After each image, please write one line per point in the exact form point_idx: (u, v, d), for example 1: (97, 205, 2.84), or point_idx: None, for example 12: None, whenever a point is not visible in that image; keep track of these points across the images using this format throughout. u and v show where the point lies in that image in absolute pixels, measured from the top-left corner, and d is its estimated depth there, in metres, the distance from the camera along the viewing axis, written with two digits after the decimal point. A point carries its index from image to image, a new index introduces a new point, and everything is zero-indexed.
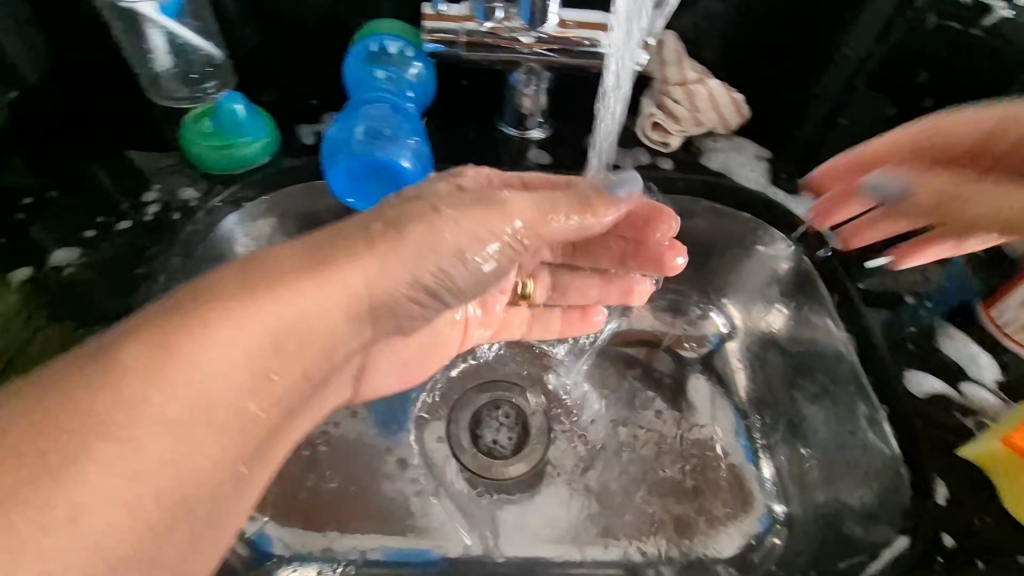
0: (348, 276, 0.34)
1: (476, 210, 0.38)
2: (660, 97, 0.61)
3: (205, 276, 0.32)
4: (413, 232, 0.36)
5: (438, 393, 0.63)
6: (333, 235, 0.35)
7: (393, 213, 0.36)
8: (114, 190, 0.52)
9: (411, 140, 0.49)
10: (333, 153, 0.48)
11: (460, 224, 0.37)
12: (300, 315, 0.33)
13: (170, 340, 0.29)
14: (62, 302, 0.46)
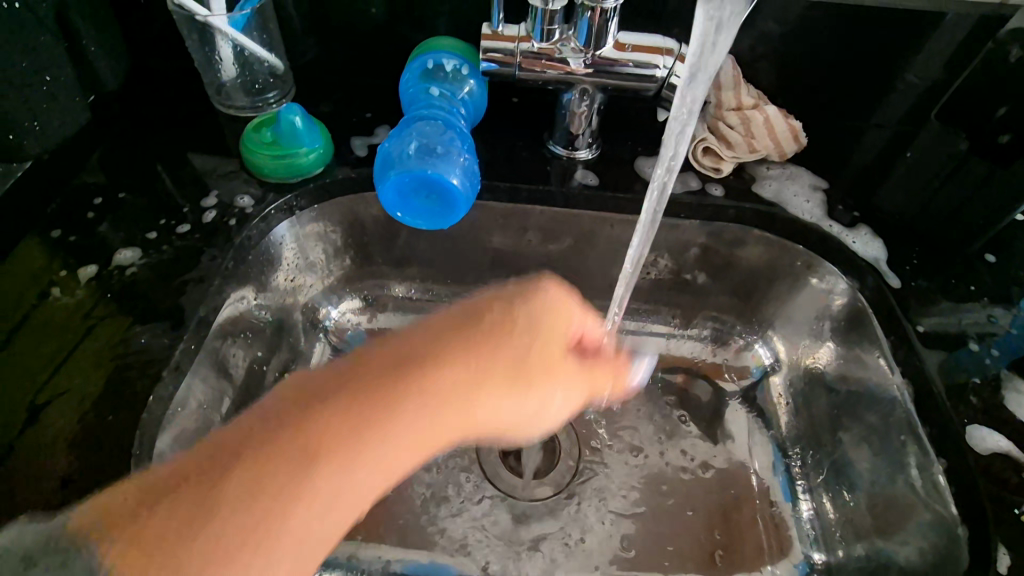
0: (489, 402, 0.39)
1: (576, 377, 0.43)
2: (713, 121, 0.60)
3: (392, 364, 0.38)
4: (538, 382, 0.41)
5: None
6: (483, 341, 0.41)
7: (531, 328, 0.42)
8: (177, 194, 0.54)
9: (462, 158, 0.49)
10: (385, 168, 0.49)
11: (559, 380, 0.42)
12: (451, 425, 0.37)
13: (334, 423, 0.34)
14: (122, 301, 0.48)
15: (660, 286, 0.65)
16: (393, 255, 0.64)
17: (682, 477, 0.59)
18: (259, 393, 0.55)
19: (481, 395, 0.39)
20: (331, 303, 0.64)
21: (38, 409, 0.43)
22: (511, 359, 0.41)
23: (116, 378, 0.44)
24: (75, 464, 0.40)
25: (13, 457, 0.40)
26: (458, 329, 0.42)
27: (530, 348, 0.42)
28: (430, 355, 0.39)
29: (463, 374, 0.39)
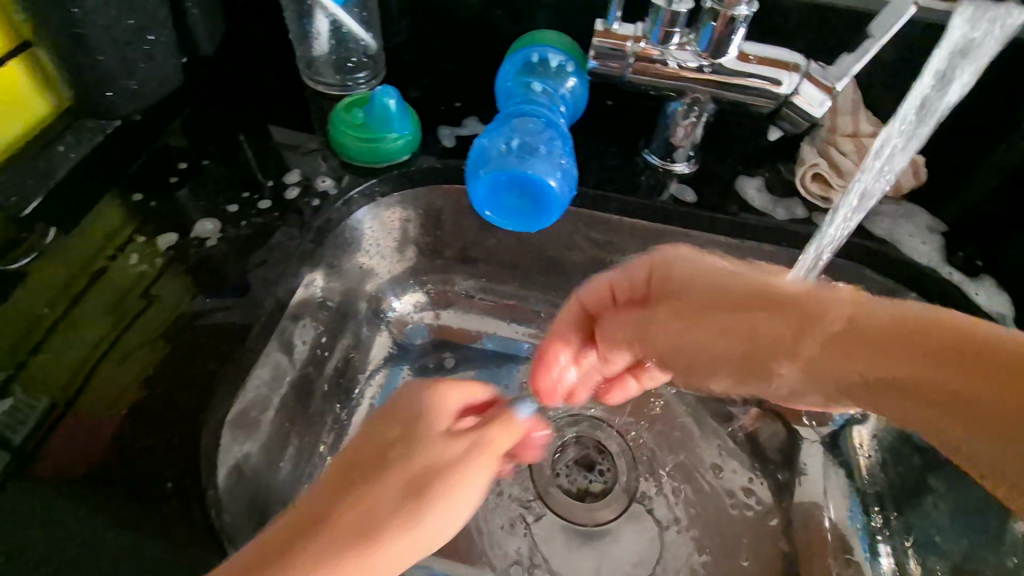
0: (439, 445, 0.37)
1: (395, 418, 0.38)
2: (824, 147, 0.55)
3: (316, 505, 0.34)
4: (384, 435, 0.37)
5: None
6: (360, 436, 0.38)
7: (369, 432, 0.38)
8: (259, 167, 0.53)
9: (563, 161, 0.46)
10: (478, 164, 0.46)
11: (421, 412, 0.38)
12: (425, 470, 0.36)
13: (333, 543, 0.33)
14: (197, 274, 0.47)
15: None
16: (462, 251, 0.62)
17: (745, 516, 0.55)
18: (318, 381, 0.53)
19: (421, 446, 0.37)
20: (394, 294, 0.62)
21: (101, 379, 0.41)
22: (356, 519, 0.34)
23: (187, 353, 0.43)
24: (144, 439, 0.39)
25: (77, 425, 0.39)
26: (286, 545, 0.32)
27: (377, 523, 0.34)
28: (346, 474, 0.35)
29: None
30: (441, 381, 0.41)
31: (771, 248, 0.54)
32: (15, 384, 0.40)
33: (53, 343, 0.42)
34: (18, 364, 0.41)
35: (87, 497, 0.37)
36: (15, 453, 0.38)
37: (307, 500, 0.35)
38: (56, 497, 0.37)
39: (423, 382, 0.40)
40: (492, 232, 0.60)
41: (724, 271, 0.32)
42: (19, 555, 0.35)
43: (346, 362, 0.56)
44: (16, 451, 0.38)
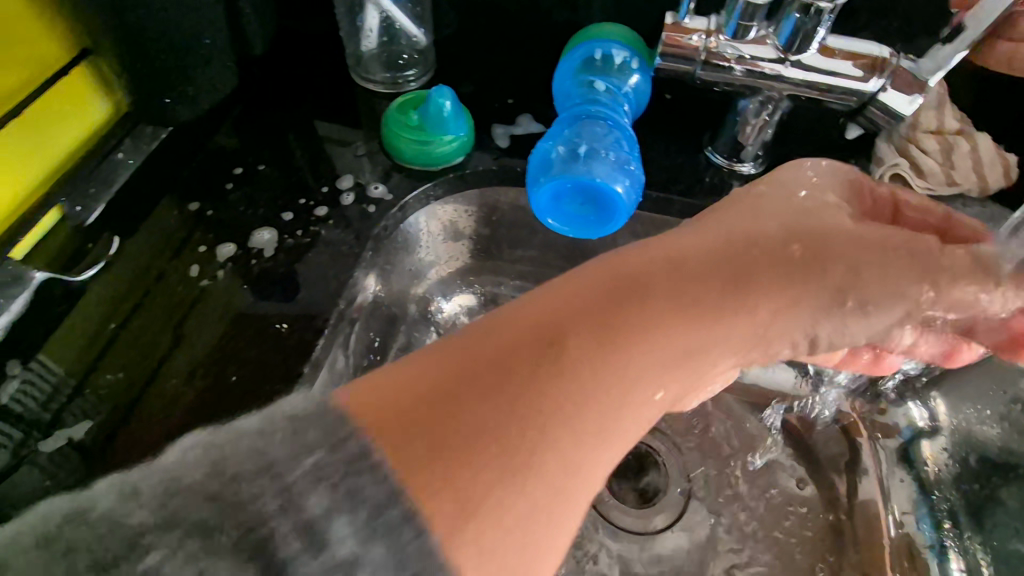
0: (762, 303, 0.31)
1: (742, 221, 0.34)
2: (903, 144, 0.51)
3: (575, 273, 0.31)
4: (660, 250, 0.32)
5: None
6: (736, 239, 0.32)
7: (612, 269, 0.31)
8: (313, 169, 0.51)
9: (634, 164, 0.43)
10: (539, 171, 0.44)
11: (766, 207, 0.35)
12: (734, 267, 0.31)
13: (599, 317, 0.29)
14: (257, 284, 0.45)
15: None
16: (512, 253, 0.60)
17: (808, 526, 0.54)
18: None
19: (738, 274, 0.31)
20: (443, 296, 0.60)
21: (160, 394, 0.40)
22: (641, 372, 0.29)
23: (255, 370, 0.41)
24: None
25: (147, 444, 0.38)
26: (525, 329, 0.28)
27: (708, 309, 0.30)
28: (619, 256, 0.31)
29: (662, 355, 0.29)
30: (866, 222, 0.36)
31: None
32: (81, 400, 0.40)
33: (115, 357, 0.42)
34: (82, 378, 0.40)
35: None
36: (89, 465, 0.37)
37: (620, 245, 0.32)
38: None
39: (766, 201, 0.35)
40: (546, 233, 0.58)
41: (656, 348, 0.29)
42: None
43: None
44: (94, 460, 0.38)
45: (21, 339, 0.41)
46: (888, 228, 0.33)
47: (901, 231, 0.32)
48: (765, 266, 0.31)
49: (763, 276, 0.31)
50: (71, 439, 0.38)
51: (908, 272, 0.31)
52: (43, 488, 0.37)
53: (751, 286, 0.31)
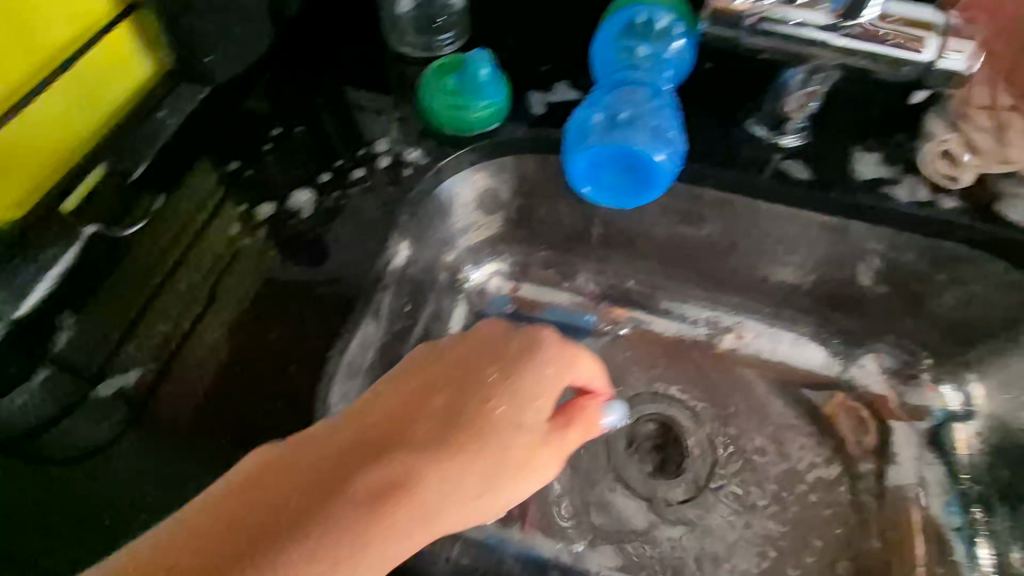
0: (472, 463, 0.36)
1: (508, 393, 0.39)
2: (956, 119, 0.48)
3: (321, 432, 0.35)
4: (420, 426, 0.36)
5: None
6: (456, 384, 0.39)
7: (357, 416, 0.36)
8: (348, 132, 0.51)
9: (674, 132, 0.43)
10: (575, 140, 0.44)
11: (516, 388, 0.39)
12: (446, 479, 0.35)
13: (348, 513, 0.33)
14: (294, 245, 0.46)
15: (816, 293, 0.58)
16: (542, 224, 0.60)
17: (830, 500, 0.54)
18: (403, 350, 0.54)
19: (459, 467, 0.36)
20: (473, 264, 0.61)
21: (203, 349, 0.42)
22: (408, 520, 0.34)
23: (296, 326, 0.43)
24: (261, 410, 0.40)
25: (192, 393, 0.40)
26: (350, 450, 0.35)
27: (501, 453, 0.37)
28: (404, 431, 0.36)
29: (477, 483, 0.36)
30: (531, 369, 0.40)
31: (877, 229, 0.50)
32: (130, 348, 0.41)
33: (159, 308, 0.43)
34: (128, 328, 0.42)
35: (211, 462, 0.38)
36: (138, 413, 0.39)
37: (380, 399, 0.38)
38: (184, 464, 0.38)
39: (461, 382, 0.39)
40: (578, 203, 0.57)
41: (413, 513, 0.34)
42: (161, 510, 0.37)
43: (427, 334, 0.57)
44: (143, 408, 0.39)
45: (73, 291, 0.42)
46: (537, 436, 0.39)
47: (547, 353, 0.40)
48: (473, 450, 0.36)
49: (518, 432, 0.38)
50: (124, 385, 0.40)
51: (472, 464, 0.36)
52: (97, 432, 0.39)
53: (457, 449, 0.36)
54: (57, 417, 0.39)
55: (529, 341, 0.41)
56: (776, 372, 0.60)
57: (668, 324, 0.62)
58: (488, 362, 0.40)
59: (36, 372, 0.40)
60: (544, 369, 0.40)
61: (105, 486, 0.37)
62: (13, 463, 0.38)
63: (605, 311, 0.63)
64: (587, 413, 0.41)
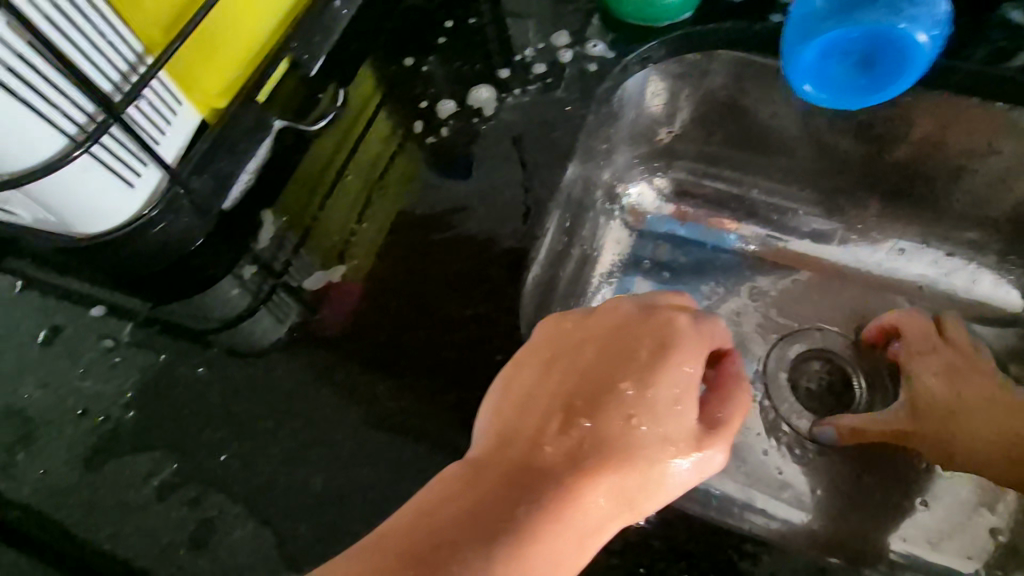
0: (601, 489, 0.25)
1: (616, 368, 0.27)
2: None
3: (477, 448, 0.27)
4: (553, 434, 0.26)
5: (747, 307, 0.55)
6: (582, 369, 0.28)
7: (521, 395, 0.28)
8: (523, 26, 0.47)
9: (943, 6, 0.35)
10: (810, 27, 0.36)
11: (660, 376, 0.27)
12: (591, 514, 0.25)
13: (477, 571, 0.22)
14: (475, 147, 0.43)
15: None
16: (714, 137, 0.54)
17: None
18: (562, 272, 0.50)
19: (603, 488, 0.25)
20: (633, 181, 0.56)
21: (400, 248, 0.39)
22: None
23: (491, 227, 0.40)
24: (463, 310, 0.37)
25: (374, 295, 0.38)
26: (475, 480, 0.25)
27: (648, 468, 0.26)
28: (558, 416, 0.27)
29: (632, 487, 0.26)
30: (671, 336, 0.28)
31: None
32: (313, 247, 0.40)
33: (339, 205, 0.41)
34: (311, 225, 0.40)
35: (421, 363, 0.35)
36: (346, 312, 0.37)
37: (540, 360, 0.29)
38: (378, 362, 0.35)
39: (623, 331, 0.29)
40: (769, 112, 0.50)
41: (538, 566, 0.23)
42: (378, 408, 0.34)
43: (583, 255, 0.53)
44: (351, 307, 0.37)
45: (270, 184, 0.41)
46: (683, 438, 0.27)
47: (683, 344, 0.28)
48: (622, 460, 0.25)
49: (668, 448, 0.26)
50: (329, 282, 0.38)
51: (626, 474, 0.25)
52: (303, 328, 0.37)
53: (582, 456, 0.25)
54: (237, 320, 0.37)
55: (659, 308, 0.29)
56: (967, 311, 0.53)
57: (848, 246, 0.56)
58: (629, 348, 0.28)
59: (241, 267, 0.39)
60: (680, 369, 0.27)
61: (320, 380, 0.35)
62: (222, 355, 0.36)
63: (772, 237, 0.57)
64: (747, 386, 0.30)
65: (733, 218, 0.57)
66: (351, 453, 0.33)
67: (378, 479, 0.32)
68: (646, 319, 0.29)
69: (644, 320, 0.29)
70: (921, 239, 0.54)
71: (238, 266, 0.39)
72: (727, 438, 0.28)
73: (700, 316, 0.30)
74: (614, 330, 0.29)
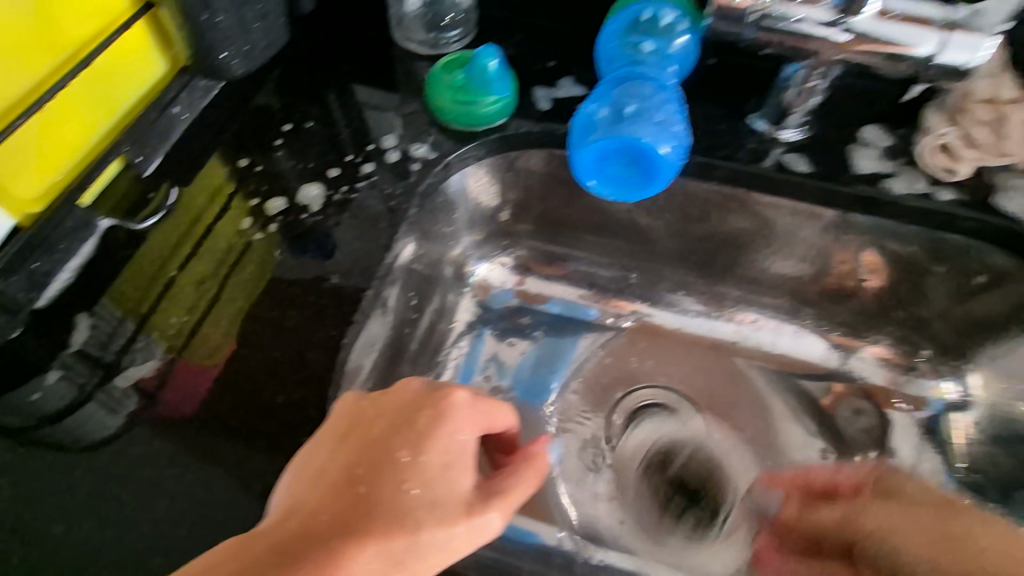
0: (366, 555, 0.27)
1: (399, 441, 0.30)
2: (954, 115, 0.50)
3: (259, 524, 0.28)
4: (328, 502, 0.28)
5: (590, 377, 0.60)
6: (368, 441, 0.31)
7: (312, 468, 0.31)
8: (357, 128, 0.52)
9: (678, 127, 0.44)
10: (583, 133, 0.44)
11: (434, 445, 0.30)
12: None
13: None
14: (301, 240, 0.46)
15: (816, 288, 0.59)
16: (546, 218, 0.60)
17: None
18: (408, 342, 0.53)
19: (367, 553, 0.27)
20: (479, 259, 0.62)
21: (219, 342, 0.41)
22: None
23: (311, 316, 0.42)
24: (278, 396, 0.39)
25: (186, 389, 0.39)
26: (246, 552, 0.27)
27: (415, 531, 0.28)
28: (336, 485, 0.29)
29: (398, 552, 0.28)
30: (452, 410, 0.32)
31: (899, 225, 0.51)
32: (134, 346, 0.40)
33: (164, 299, 0.43)
34: (139, 321, 0.41)
35: (229, 450, 0.37)
36: (155, 408, 0.38)
37: (334, 434, 0.32)
38: (185, 456, 0.36)
39: (411, 404, 0.32)
40: (584, 199, 0.58)
41: None
42: (181, 499, 0.35)
43: (431, 326, 0.57)
44: (160, 403, 0.38)
45: (89, 284, 0.42)
46: (452, 503, 0.30)
47: (461, 421, 0.32)
48: (389, 524, 0.28)
49: (435, 511, 0.29)
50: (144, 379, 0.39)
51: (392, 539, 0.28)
52: (110, 425, 0.37)
53: (349, 525, 0.28)
54: (37, 423, 0.37)
55: (447, 384, 0.33)
56: (777, 364, 0.61)
57: (676, 311, 0.63)
58: (409, 420, 0.31)
59: (48, 370, 0.39)
60: (452, 437, 0.31)
61: (121, 478, 0.35)
62: (21, 462, 0.36)
63: (609, 303, 0.64)
64: (523, 459, 0.33)
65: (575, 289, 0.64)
66: (146, 547, 0.33)
67: (170, 572, 0.33)
68: (431, 393, 0.32)
69: (430, 395, 0.32)
70: (726, 302, 0.63)
71: (50, 364, 0.39)
72: (499, 503, 0.31)
73: (480, 394, 0.34)
74: (401, 404, 0.32)
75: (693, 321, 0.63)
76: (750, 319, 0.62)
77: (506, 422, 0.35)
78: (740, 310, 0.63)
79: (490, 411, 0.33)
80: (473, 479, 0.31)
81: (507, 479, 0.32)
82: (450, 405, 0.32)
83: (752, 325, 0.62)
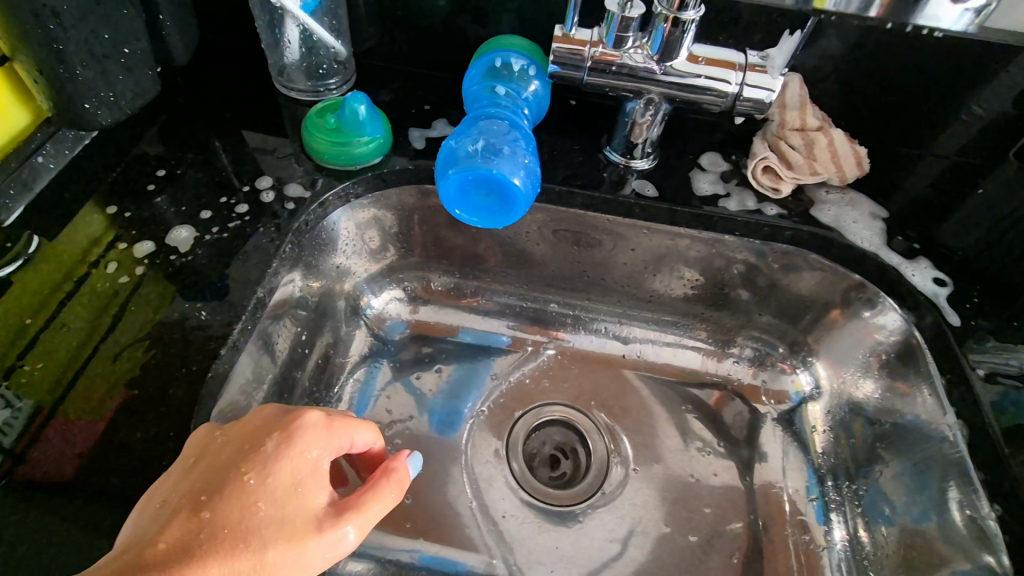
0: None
1: (249, 465, 0.32)
2: (774, 141, 0.59)
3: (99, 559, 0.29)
4: (170, 532, 0.30)
5: (493, 402, 0.62)
6: (217, 468, 0.32)
7: (161, 501, 0.31)
8: (236, 172, 0.54)
9: (528, 161, 0.48)
10: (445, 166, 0.48)
11: (282, 466, 0.32)
12: None
13: None
14: (173, 280, 0.47)
15: (687, 300, 0.65)
16: (435, 249, 0.64)
17: (706, 482, 0.58)
18: (299, 376, 0.54)
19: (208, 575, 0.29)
20: (372, 292, 0.64)
21: (81, 384, 0.41)
22: None
23: (175, 352, 0.43)
24: (137, 433, 0.39)
25: (43, 437, 0.38)
26: None
27: (262, 551, 0.30)
28: (180, 514, 0.30)
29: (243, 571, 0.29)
30: (303, 430, 0.34)
31: (730, 238, 0.58)
32: None
33: (26, 349, 0.42)
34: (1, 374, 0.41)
35: (80, 491, 0.37)
36: (1, 457, 0.37)
37: (184, 464, 0.33)
38: (40, 502, 0.36)
39: (261, 429, 0.34)
40: (466, 231, 0.62)
41: None
42: (30, 546, 0.35)
43: (325, 360, 0.58)
44: (5, 453, 0.37)
45: None
46: (302, 521, 0.31)
47: (312, 441, 0.34)
48: (232, 546, 0.29)
49: (283, 528, 0.31)
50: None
51: (237, 559, 0.29)
52: None
53: (190, 550, 0.29)
54: None
55: (301, 407, 0.35)
56: (666, 373, 0.65)
57: (569, 330, 0.67)
58: (259, 443, 0.33)
59: None
60: (304, 455, 0.33)
61: None
62: None
63: (515, 334, 0.66)
64: (382, 475, 0.35)
65: (468, 314, 0.66)
66: None
67: None
68: (284, 416, 0.35)
69: (282, 419, 0.34)
70: (618, 318, 0.67)
71: None
72: (353, 516, 0.33)
73: (334, 415, 0.36)
74: (254, 429, 0.34)
75: (583, 338, 0.66)
76: (631, 331, 0.67)
77: (362, 443, 0.37)
78: (617, 323, 0.67)
79: (345, 427, 0.36)
80: (329, 495, 0.33)
81: (363, 493, 0.34)
82: (299, 427, 0.34)
83: (635, 337, 0.66)
